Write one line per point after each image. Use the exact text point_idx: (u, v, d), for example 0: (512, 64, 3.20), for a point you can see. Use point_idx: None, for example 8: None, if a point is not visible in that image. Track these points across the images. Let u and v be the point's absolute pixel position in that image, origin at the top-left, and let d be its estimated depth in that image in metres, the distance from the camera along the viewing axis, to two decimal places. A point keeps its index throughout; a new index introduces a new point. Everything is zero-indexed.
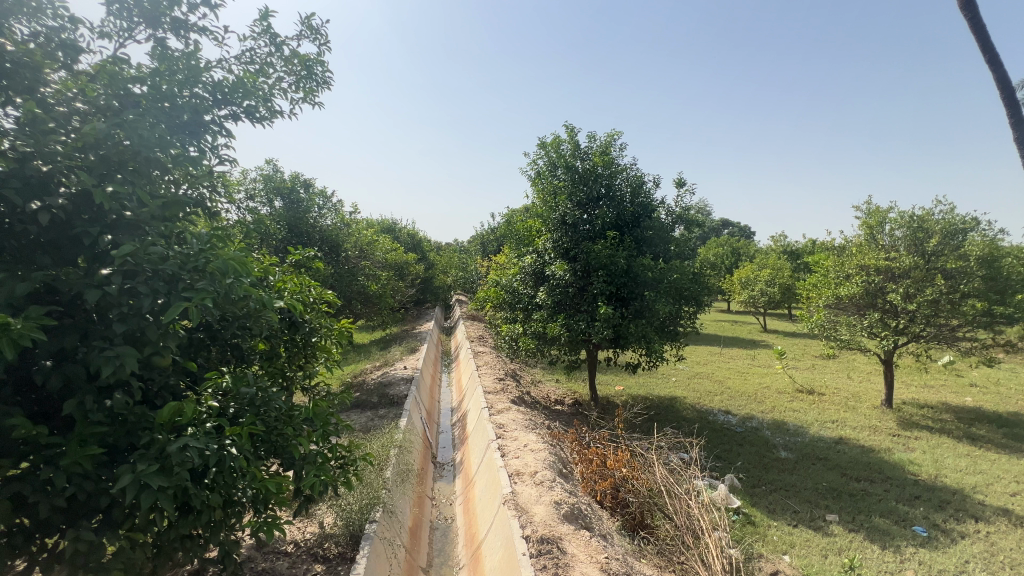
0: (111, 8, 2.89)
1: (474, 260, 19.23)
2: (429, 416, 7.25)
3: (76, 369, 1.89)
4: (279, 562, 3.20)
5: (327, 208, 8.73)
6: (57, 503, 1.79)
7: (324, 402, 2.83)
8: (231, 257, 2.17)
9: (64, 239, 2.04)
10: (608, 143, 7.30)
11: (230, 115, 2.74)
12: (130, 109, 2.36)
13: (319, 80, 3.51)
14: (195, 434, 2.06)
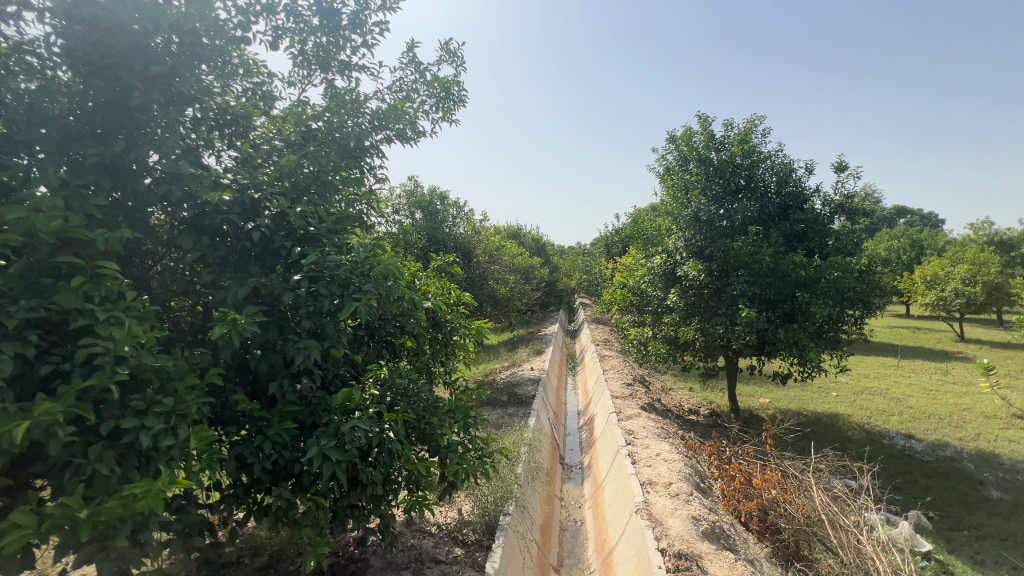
0: (296, 61, 3.50)
1: (599, 262, 18.96)
2: (556, 418, 7.34)
3: (277, 358, 2.31)
4: (425, 540, 3.51)
5: (460, 218, 9.38)
6: (266, 465, 2.21)
7: (464, 396, 3.05)
8: (389, 262, 2.49)
9: (267, 251, 2.51)
10: (747, 129, 6.64)
11: (384, 139, 3.12)
12: (311, 143, 2.83)
13: (456, 98, 3.81)
14: (361, 417, 2.38)
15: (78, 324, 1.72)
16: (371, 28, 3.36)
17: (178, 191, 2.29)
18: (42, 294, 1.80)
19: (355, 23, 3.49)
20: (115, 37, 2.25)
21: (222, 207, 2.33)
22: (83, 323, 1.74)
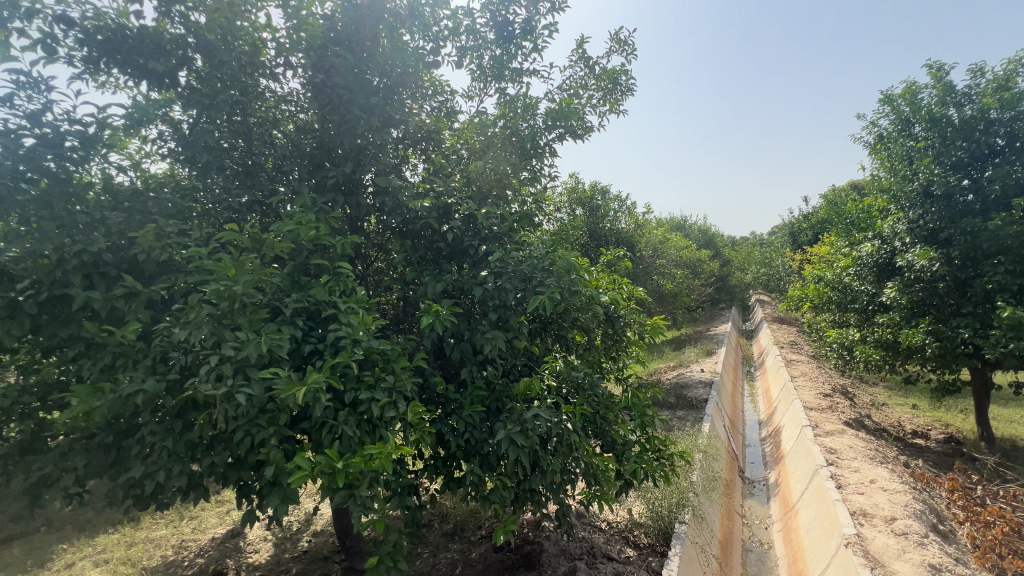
0: (474, 75, 3.81)
1: (782, 253, 16.57)
2: (732, 426, 6.65)
3: (467, 346, 2.56)
4: (596, 535, 3.53)
5: (621, 212, 9.17)
6: (460, 442, 2.46)
7: (639, 394, 2.96)
8: (569, 257, 2.53)
9: (458, 251, 2.79)
10: (1011, 72, 5.05)
11: (555, 138, 3.20)
12: (491, 149, 3.05)
13: (624, 88, 3.71)
14: (541, 406, 2.47)
15: (328, 312, 2.14)
16: (541, 32, 3.47)
17: (389, 201, 2.69)
18: (303, 288, 2.30)
19: (526, 30, 3.65)
20: (345, 78, 2.73)
21: (423, 213, 2.66)
22: (331, 311, 2.16)
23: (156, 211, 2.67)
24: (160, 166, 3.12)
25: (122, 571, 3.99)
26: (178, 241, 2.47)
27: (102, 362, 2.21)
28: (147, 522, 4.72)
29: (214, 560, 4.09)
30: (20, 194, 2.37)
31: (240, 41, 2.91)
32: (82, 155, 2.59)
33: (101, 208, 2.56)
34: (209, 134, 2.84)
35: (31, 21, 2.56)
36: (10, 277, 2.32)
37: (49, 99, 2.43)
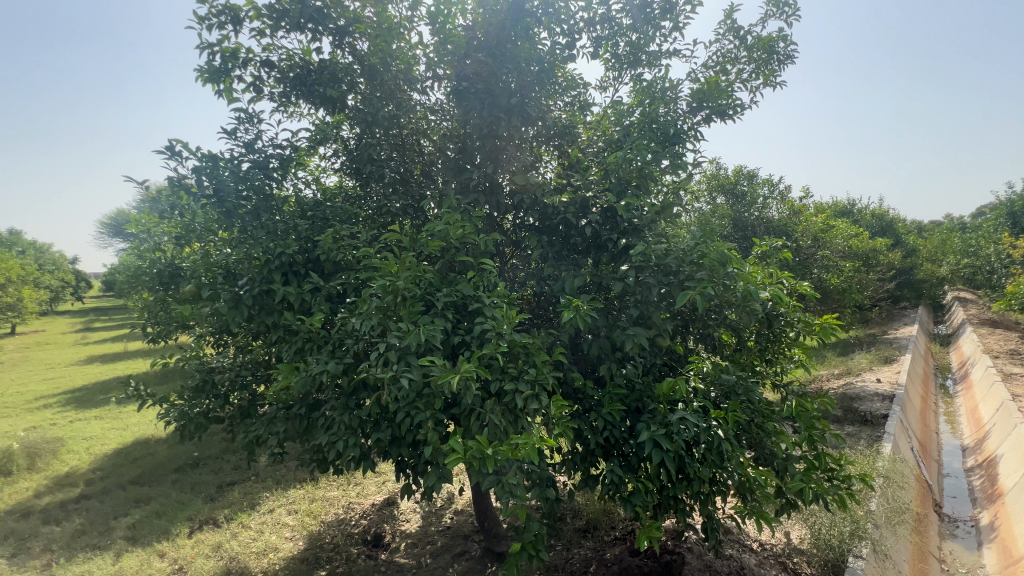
0: (608, 65, 3.71)
1: (995, 239, 13.19)
2: (923, 450, 5.50)
3: (606, 342, 2.50)
4: (746, 556, 3.21)
5: (772, 198, 8.18)
6: (600, 440, 2.42)
7: (806, 404, 2.59)
8: (725, 247, 2.30)
9: (596, 245, 2.74)
10: None
11: (701, 120, 2.95)
12: (628, 138, 2.93)
13: (782, 56, 3.28)
14: (687, 409, 2.31)
15: (475, 306, 2.27)
16: (682, 8, 3.23)
17: (528, 198, 2.75)
18: (452, 283, 2.47)
19: (665, 9, 3.43)
20: (488, 81, 2.86)
21: (561, 208, 2.67)
22: (477, 305, 2.29)
23: (332, 218, 3.13)
24: (333, 180, 3.64)
25: (308, 521, 4.77)
26: (351, 242, 2.85)
27: (296, 345, 2.65)
28: (324, 482, 5.58)
29: (375, 522, 4.67)
30: (241, 209, 2.95)
31: (395, 63, 3.25)
32: (281, 175, 3.14)
33: (294, 217, 3.08)
34: (372, 150, 3.24)
35: (245, 68, 3.17)
36: (233, 275, 2.97)
37: (260, 131, 2.99)
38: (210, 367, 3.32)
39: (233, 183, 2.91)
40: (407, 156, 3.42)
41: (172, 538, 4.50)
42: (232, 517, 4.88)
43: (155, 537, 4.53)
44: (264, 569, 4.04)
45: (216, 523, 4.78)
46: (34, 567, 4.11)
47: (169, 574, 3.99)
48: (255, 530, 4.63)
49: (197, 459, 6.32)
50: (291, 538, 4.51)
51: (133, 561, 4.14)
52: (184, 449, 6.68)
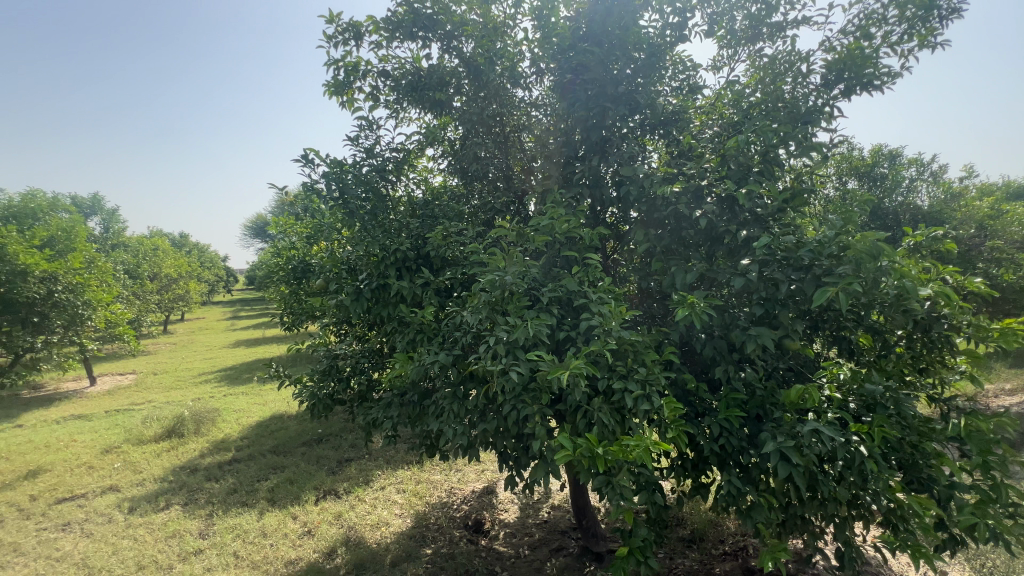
0: (723, 43, 3.42)
1: None
2: None
3: (722, 343, 2.32)
4: None
5: (920, 180, 7.01)
6: (715, 447, 2.25)
7: (977, 424, 2.17)
8: (879, 237, 1.98)
9: (711, 237, 2.55)
10: None
11: (840, 93, 2.59)
12: (749, 121, 2.68)
13: (943, 11, 2.78)
14: (821, 421, 2.05)
15: (581, 302, 2.24)
16: None
17: (636, 190, 2.64)
18: (557, 278, 2.46)
19: None
20: (595, 71, 2.79)
21: (672, 199, 2.52)
22: (583, 301, 2.25)
23: (440, 216, 3.28)
24: (440, 179, 3.82)
25: (414, 500, 5.11)
26: (458, 239, 2.97)
27: (409, 336, 2.82)
28: (429, 466, 5.93)
29: (475, 509, 4.86)
30: (361, 210, 3.21)
31: (498, 62, 3.27)
32: (395, 177, 3.37)
33: (406, 217, 3.28)
34: (475, 151, 3.36)
35: (364, 79, 3.43)
36: (355, 270, 3.23)
37: (378, 137, 3.23)
38: (335, 354, 3.68)
39: (355, 186, 3.17)
40: (509, 154, 3.48)
41: (302, 503, 5.09)
42: (350, 490, 5.39)
43: (289, 500, 5.15)
44: (378, 540, 4.40)
45: (337, 494, 5.31)
46: (200, 515, 4.89)
47: (300, 535, 4.52)
48: (370, 504, 5.05)
49: (321, 436, 7.08)
50: (400, 514, 4.86)
51: (272, 519, 4.75)
52: (310, 425, 7.52)
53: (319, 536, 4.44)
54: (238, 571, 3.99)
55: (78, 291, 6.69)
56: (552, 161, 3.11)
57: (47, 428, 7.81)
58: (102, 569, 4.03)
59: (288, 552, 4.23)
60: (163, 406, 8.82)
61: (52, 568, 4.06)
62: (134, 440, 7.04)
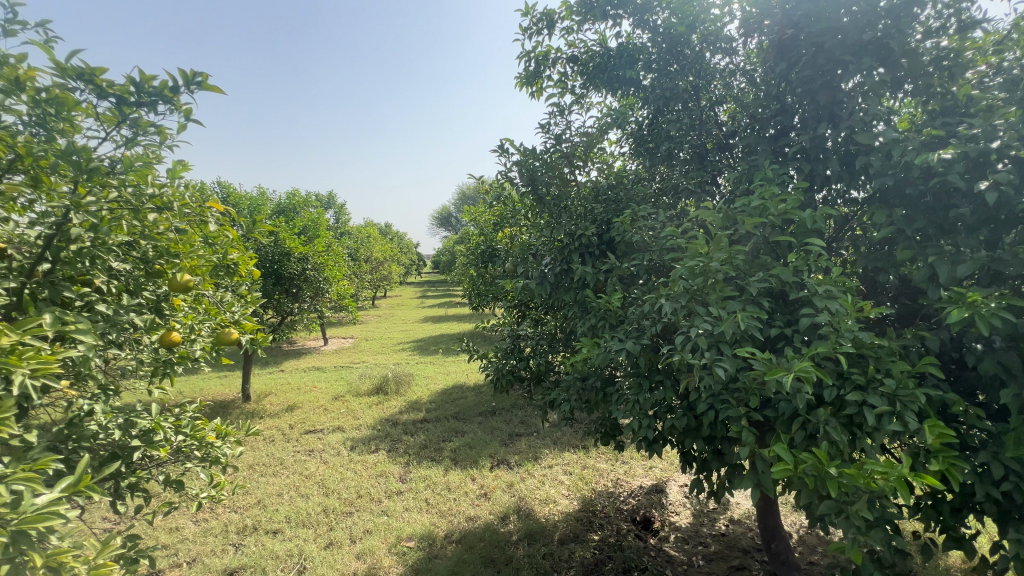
0: None
1: None
2: None
3: (1012, 358, 1.76)
4: None
5: None
6: (993, 493, 1.73)
7: None
8: None
9: (999, 218, 1.94)
10: None
11: None
12: None
13: None
14: None
15: (803, 295, 1.92)
16: None
17: (880, 161, 2.15)
18: (767, 267, 2.17)
19: None
20: (829, 20, 2.34)
21: (938, 169, 1.98)
22: (806, 294, 1.93)
23: (626, 202, 3.18)
24: (622, 164, 3.70)
25: (581, 484, 5.18)
26: (647, 223, 2.83)
27: (590, 322, 2.83)
28: (594, 453, 5.94)
29: (644, 505, 4.69)
30: (549, 196, 3.30)
31: (698, 30, 3.10)
32: (581, 162, 3.37)
33: (591, 202, 3.26)
34: (664, 128, 3.15)
35: (554, 67, 3.49)
36: (540, 255, 3.35)
37: (567, 123, 3.28)
38: (518, 335, 3.91)
39: (543, 173, 3.27)
40: (704, 129, 3.16)
41: (480, 467, 5.59)
42: (521, 463, 5.72)
43: (469, 463, 5.71)
44: (547, 516, 4.58)
45: (509, 465, 5.69)
46: (400, 462, 5.76)
47: (478, 495, 4.97)
48: (539, 480, 5.29)
49: (495, 409, 7.67)
50: (567, 495, 4.98)
51: (455, 477, 5.33)
52: (486, 398, 8.21)
53: (494, 500, 4.82)
54: (429, 516, 4.58)
55: (321, 269, 8.46)
56: (760, 133, 2.74)
57: (298, 375, 10.11)
58: (334, 491, 5.05)
59: (468, 508, 4.69)
60: (373, 366, 10.63)
61: (303, 483, 5.25)
62: (354, 392, 8.64)
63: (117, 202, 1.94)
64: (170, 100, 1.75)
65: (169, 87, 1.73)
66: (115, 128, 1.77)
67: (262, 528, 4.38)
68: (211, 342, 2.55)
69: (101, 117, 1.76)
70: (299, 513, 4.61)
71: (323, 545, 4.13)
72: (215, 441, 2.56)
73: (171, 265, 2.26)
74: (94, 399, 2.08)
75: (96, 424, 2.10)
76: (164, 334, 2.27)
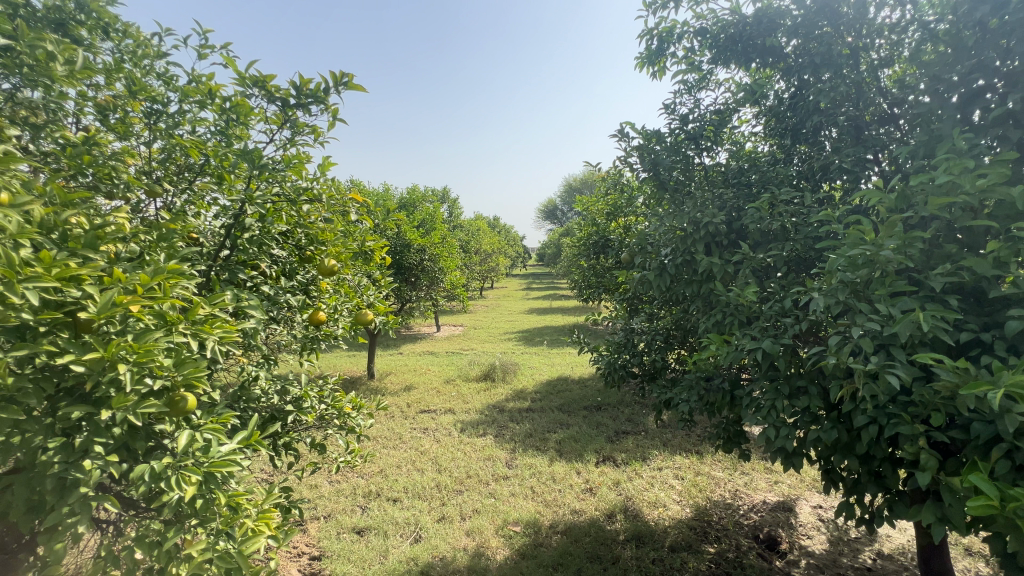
0: None
1: None
2: None
3: None
4: None
5: None
6: None
7: None
8: None
9: None
10: None
11: None
12: None
13: None
14: None
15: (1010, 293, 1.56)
16: None
17: None
18: (954, 258, 1.79)
19: None
20: None
21: None
22: (1013, 292, 1.56)
23: (760, 185, 2.86)
24: (754, 145, 3.33)
25: (694, 491, 4.85)
26: (788, 209, 2.51)
27: (715, 318, 2.61)
28: (709, 460, 5.53)
29: (768, 522, 4.25)
30: (671, 181, 3.09)
31: None
32: (709, 144, 3.10)
33: (719, 187, 2.98)
34: (810, 100, 2.77)
35: (679, 43, 3.24)
36: (659, 245, 3.16)
37: (695, 102, 3.03)
38: (631, 329, 3.76)
39: (665, 157, 3.08)
40: (862, 98, 2.70)
41: (585, 461, 5.53)
42: (628, 461, 5.53)
43: (574, 455, 5.67)
44: (656, 520, 4.36)
45: (615, 462, 5.53)
46: (507, 448, 5.92)
47: (583, 489, 4.91)
48: (647, 481, 5.07)
49: (600, 403, 7.53)
50: (678, 501, 4.69)
51: (560, 468, 5.33)
52: (591, 392, 8.08)
53: (600, 497, 4.71)
54: (534, 504, 4.63)
55: (437, 259, 8.99)
56: (944, 98, 2.27)
57: (415, 357, 10.91)
58: (446, 469, 5.35)
59: (573, 501, 4.65)
60: (481, 354, 11.07)
61: (419, 458, 5.64)
62: (464, 377, 9.09)
63: (279, 195, 2.22)
64: (323, 100, 1.95)
65: (323, 88, 1.93)
66: (280, 129, 2.01)
67: (383, 495, 4.79)
68: (350, 322, 2.81)
69: (269, 120, 2.02)
70: (416, 486, 4.96)
71: (436, 518, 4.39)
72: (351, 411, 2.83)
73: (320, 252, 2.54)
74: (259, 366, 2.42)
75: (260, 389, 2.44)
76: (312, 313, 2.55)
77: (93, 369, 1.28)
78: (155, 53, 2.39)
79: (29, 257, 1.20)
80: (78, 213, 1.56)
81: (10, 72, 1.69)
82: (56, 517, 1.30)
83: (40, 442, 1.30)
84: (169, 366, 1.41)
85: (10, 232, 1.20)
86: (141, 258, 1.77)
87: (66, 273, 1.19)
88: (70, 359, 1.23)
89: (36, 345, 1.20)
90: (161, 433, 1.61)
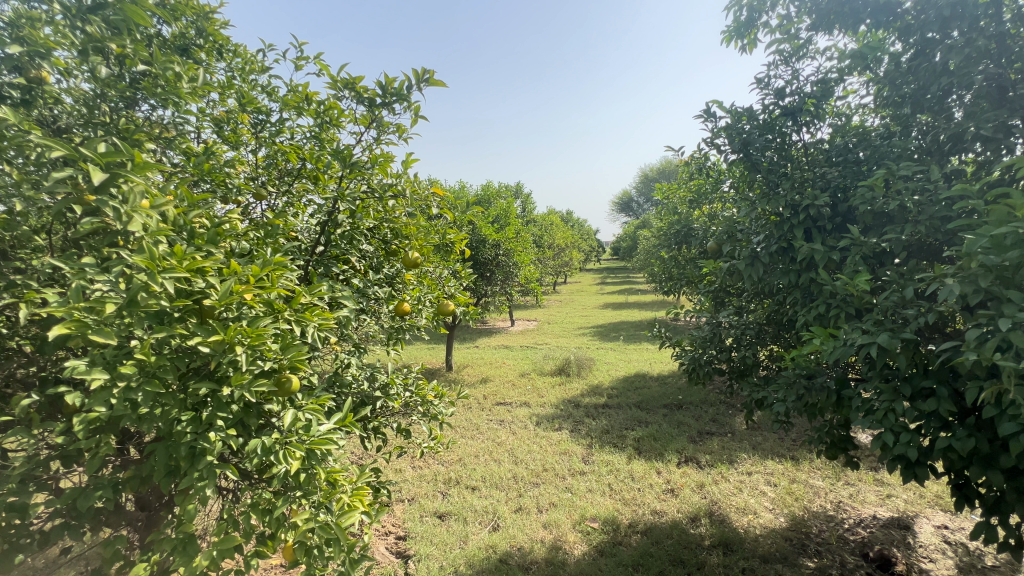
0: None
1: None
2: None
3: None
4: None
5: None
6: None
7: None
8: None
9: None
10: None
11: None
12: None
13: None
14: None
15: None
16: None
17: None
18: None
19: None
20: None
21: None
22: None
23: (873, 162, 2.55)
24: (861, 118, 2.98)
25: (789, 499, 4.47)
26: (908, 186, 2.20)
27: (817, 310, 2.36)
28: (807, 467, 5.06)
29: (880, 540, 3.79)
30: (765, 162, 2.85)
31: None
32: (809, 118, 2.82)
33: (820, 167, 2.70)
34: (935, 61, 2.41)
35: (772, 10, 2.97)
36: (751, 233, 2.93)
37: (793, 73, 2.77)
38: (717, 322, 3.52)
39: (757, 136, 2.85)
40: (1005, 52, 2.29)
41: (666, 461, 5.30)
42: (713, 463, 5.22)
43: (654, 455, 5.46)
44: (746, 527, 4.07)
45: (699, 464, 5.25)
46: (583, 443, 5.85)
47: (664, 489, 4.72)
48: (735, 485, 4.75)
49: (682, 402, 7.19)
50: (770, 509, 4.34)
51: (639, 467, 5.16)
52: (672, 390, 7.74)
53: (682, 499, 4.50)
54: (612, 501, 4.53)
55: (511, 254, 9.13)
56: None
57: (490, 351, 11.11)
58: (523, 461, 5.41)
59: (653, 502, 4.48)
60: (555, 348, 11.03)
61: (496, 449, 5.74)
62: (539, 371, 9.13)
63: (367, 193, 2.36)
64: (406, 98, 2.04)
65: (406, 86, 2.02)
66: (368, 129, 2.14)
67: (462, 483, 4.94)
68: (433, 313, 2.90)
69: (358, 121, 2.15)
70: (494, 475, 5.06)
71: (513, 508, 4.45)
72: (432, 399, 2.92)
73: (403, 246, 2.65)
74: (351, 354, 2.59)
75: (353, 375, 2.61)
76: (397, 303, 2.68)
77: (216, 351, 1.44)
78: (260, 68, 2.63)
79: (166, 252, 1.37)
80: (201, 214, 1.75)
81: (149, 92, 1.94)
82: (189, 481, 1.47)
83: (175, 414, 1.47)
84: (276, 350, 1.54)
85: (151, 229, 1.37)
86: (251, 253, 1.95)
87: (194, 264, 1.35)
88: (198, 341, 1.38)
89: (171, 328, 1.37)
90: (269, 412, 1.76)
